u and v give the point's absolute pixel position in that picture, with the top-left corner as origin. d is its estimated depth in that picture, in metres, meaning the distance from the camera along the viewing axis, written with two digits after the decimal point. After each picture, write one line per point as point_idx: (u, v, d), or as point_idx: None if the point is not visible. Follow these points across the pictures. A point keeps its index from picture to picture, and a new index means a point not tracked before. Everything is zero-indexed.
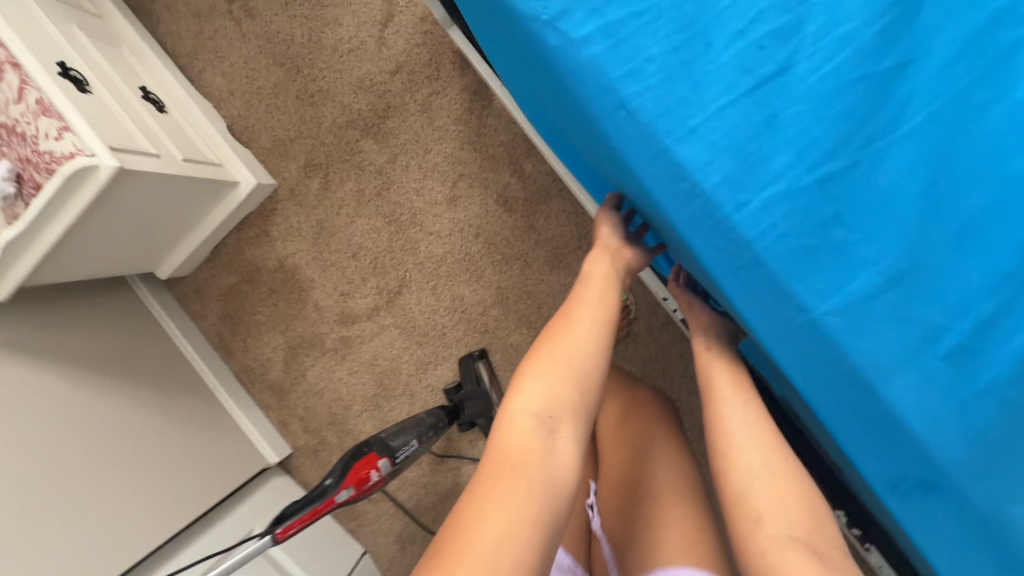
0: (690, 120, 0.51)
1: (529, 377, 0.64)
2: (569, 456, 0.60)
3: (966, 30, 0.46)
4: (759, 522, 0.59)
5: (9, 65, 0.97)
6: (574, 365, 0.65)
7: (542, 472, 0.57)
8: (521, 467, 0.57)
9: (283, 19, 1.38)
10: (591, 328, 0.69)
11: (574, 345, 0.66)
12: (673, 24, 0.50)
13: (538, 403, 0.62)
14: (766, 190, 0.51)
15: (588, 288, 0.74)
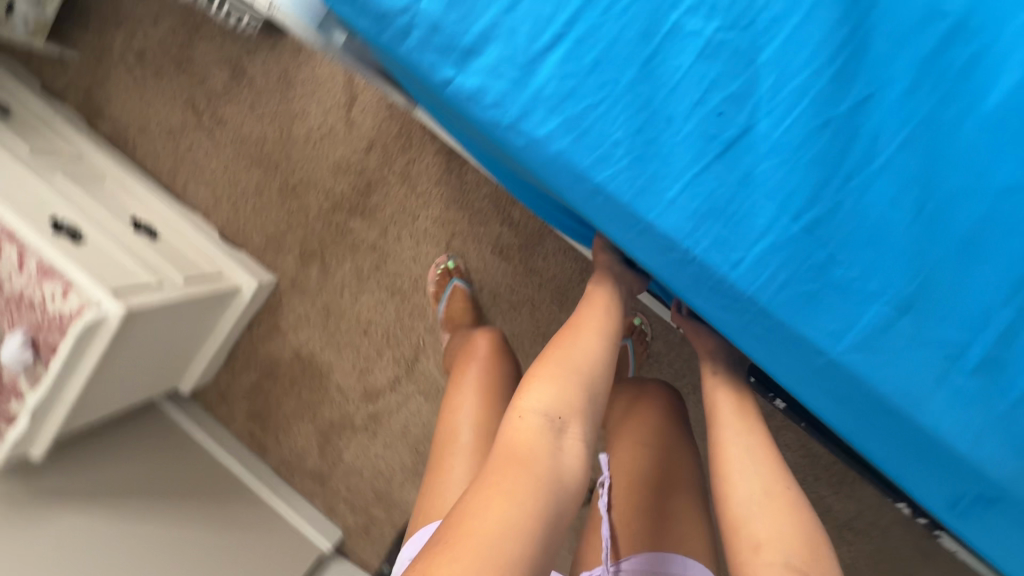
0: (668, 193, 0.51)
1: (538, 376, 0.62)
2: (576, 459, 0.58)
3: (919, 60, 0.48)
4: (756, 549, 0.55)
5: (5, 236, 1.00)
6: (584, 368, 0.64)
7: (551, 467, 0.55)
8: (529, 460, 0.55)
9: (252, 121, 1.41)
10: (597, 335, 0.69)
11: (582, 351, 0.65)
12: (631, 106, 0.51)
13: (546, 401, 0.60)
14: (757, 245, 0.51)
15: (589, 300, 0.75)
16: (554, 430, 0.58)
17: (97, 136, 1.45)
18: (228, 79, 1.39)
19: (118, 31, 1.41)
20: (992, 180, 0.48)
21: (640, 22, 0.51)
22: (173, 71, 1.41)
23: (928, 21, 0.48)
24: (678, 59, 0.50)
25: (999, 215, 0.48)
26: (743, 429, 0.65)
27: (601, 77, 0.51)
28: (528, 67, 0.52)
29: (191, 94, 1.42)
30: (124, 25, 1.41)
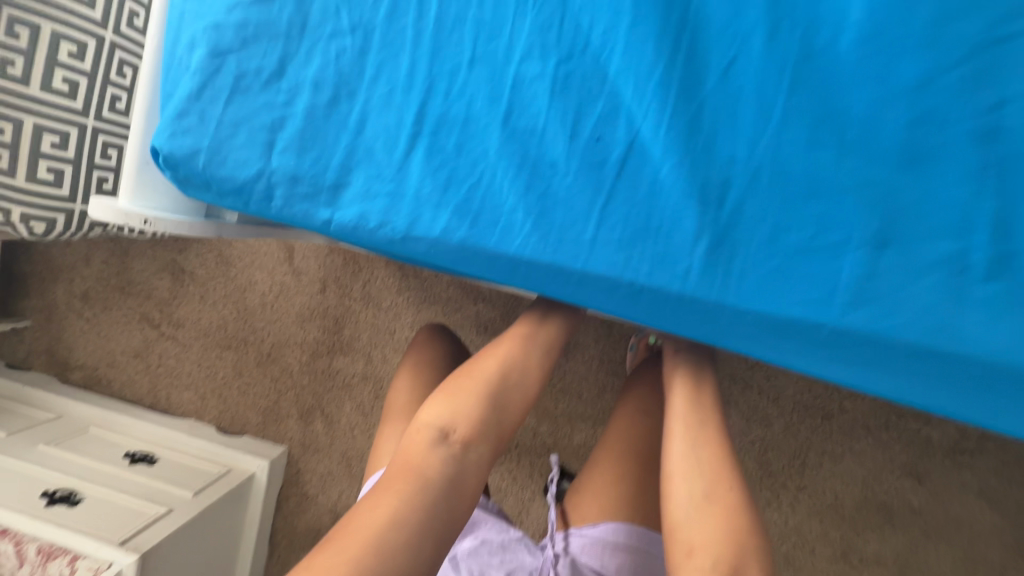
0: (586, 234, 0.48)
1: (439, 394, 0.63)
2: (475, 470, 0.59)
3: (762, 6, 0.46)
4: (689, 554, 0.54)
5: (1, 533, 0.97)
6: (491, 379, 0.64)
7: (439, 477, 0.56)
8: (416, 468, 0.56)
9: (208, 310, 1.40)
10: (514, 348, 0.69)
11: (492, 368, 0.65)
12: (511, 168, 0.49)
13: (443, 415, 0.60)
14: (697, 248, 0.47)
15: (521, 318, 0.74)
16: (445, 441, 0.58)
17: (71, 387, 1.44)
18: (172, 283, 1.41)
19: (58, 284, 1.44)
20: (894, 81, 0.45)
21: (481, 90, 0.49)
22: (120, 297, 1.43)
23: None
24: (534, 106, 0.48)
25: (926, 110, 0.44)
26: (695, 425, 0.63)
27: (470, 156, 0.49)
28: (398, 176, 0.50)
29: (144, 310, 1.42)
30: (61, 276, 1.44)
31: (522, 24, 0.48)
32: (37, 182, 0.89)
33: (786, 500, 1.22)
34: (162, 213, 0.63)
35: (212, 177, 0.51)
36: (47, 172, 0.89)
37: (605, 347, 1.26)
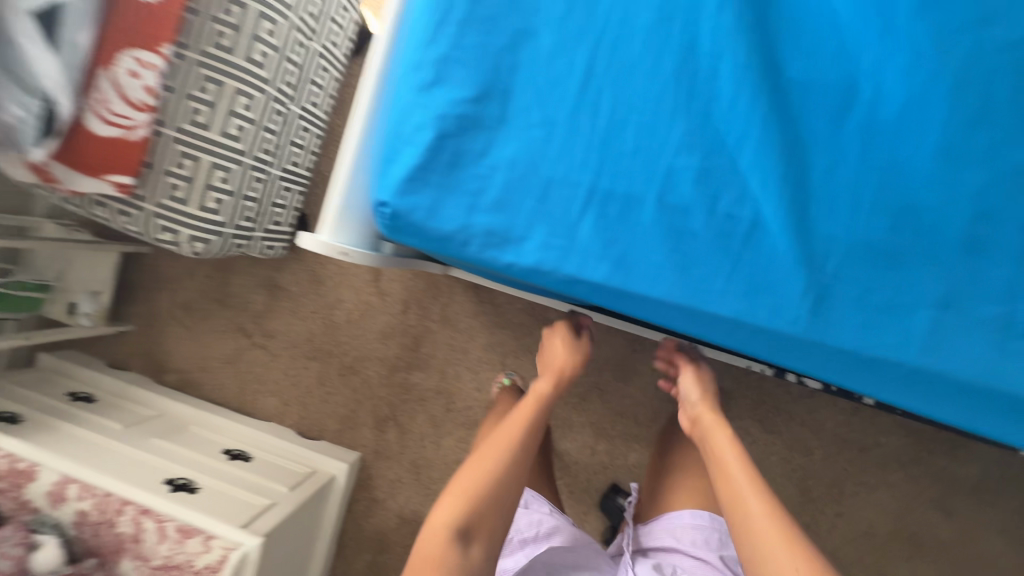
0: (716, 286, 0.63)
1: (448, 493, 0.79)
2: (480, 562, 0.76)
3: (859, 123, 0.61)
4: None
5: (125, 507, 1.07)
6: (487, 473, 0.81)
7: (454, 570, 0.73)
8: (437, 563, 0.73)
9: (298, 323, 1.55)
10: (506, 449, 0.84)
11: (490, 464, 0.82)
12: (659, 233, 0.64)
13: (455, 510, 0.77)
14: (803, 301, 0.61)
15: (506, 419, 0.90)
16: (455, 539, 0.75)
17: (166, 389, 1.58)
18: (267, 298, 1.56)
19: (163, 294, 1.59)
20: (960, 184, 0.60)
21: (639, 173, 0.65)
22: (219, 308, 1.58)
23: (850, 95, 0.61)
24: (681, 187, 0.64)
25: (986, 208, 0.59)
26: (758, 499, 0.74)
27: (629, 222, 0.65)
28: (570, 234, 0.66)
29: (240, 322, 1.57)
30: (167, 286, 1.59)
31: (675, 126, 0.64)
32: (204, 211, 1.05)
33: (825, 525, 1.34)
34: (351, 248, 0.79)
35: (424, 228, 0.67)
36: (213, 202, 1.06)
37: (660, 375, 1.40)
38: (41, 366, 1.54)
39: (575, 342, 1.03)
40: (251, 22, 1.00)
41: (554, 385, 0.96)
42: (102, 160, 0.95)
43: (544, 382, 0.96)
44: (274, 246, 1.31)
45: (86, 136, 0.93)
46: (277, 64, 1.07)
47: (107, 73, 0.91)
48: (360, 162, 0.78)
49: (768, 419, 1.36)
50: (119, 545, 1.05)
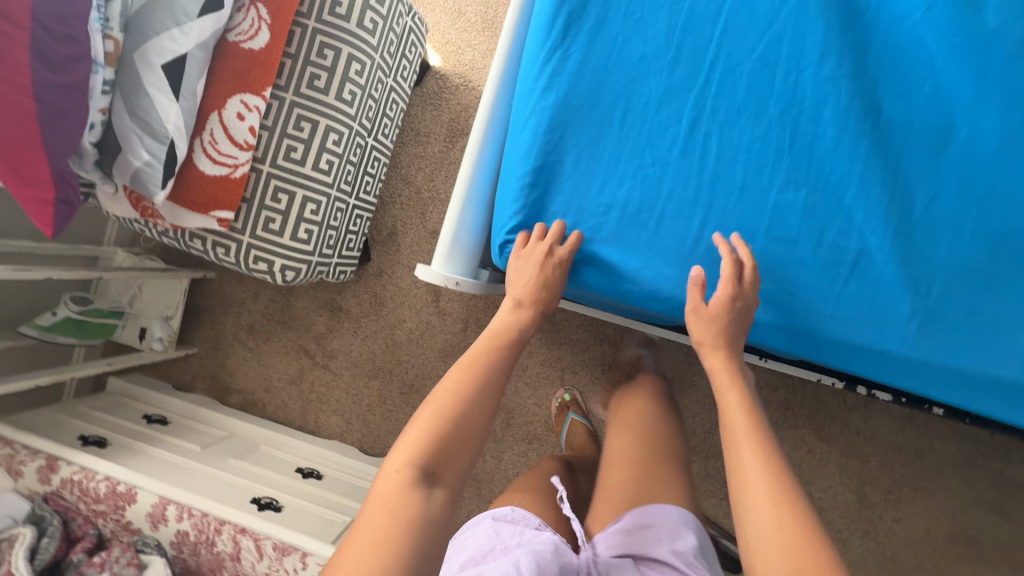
0: (823, 309, 0.68)
1: (410, 428, 0.64)
2: (450, 511, 0.60)
3: (956, 159, 0.66)
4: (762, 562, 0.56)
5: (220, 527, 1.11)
6: (453, 408, 0.65)
7: (421, 514, 0.57)
8: (400, 509, 0.57)
9: (359, 343, 1.60)
10: (462, 391, 0.67)
11: (455, 402, 0.66)
12: (767, 261, 0.69)
13: (416, 449, 0.62)
14: (907, 323, 0.66)
15: (463, 361, 0.71)
16: (424, 476, 0.60)
17: (232, 409, 1.62)
18: (329, 319, 1.61)
19: (227, 317, 1.65)
20: None
21: (746, 208, 0.70)
22: (282, 330, 1.63)
23: (946, 135, 0.66)
24: (788, 221, 0.69)
25: None
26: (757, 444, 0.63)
27: (738, 253, 0.70)
28: (684, 265, 0.71)
29: (302, 342, 1.62)
30: (231, 309, 1.65)
31: (779, 165, 0.69)
32: (296, 242, 1.10)
33: (884, 531, 1.37)
34: (463, 278, 0.84)
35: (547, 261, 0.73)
36: (304, 233, 1.11)
37: None
38: (110, 389, 1.58)
39: (547, 292, 0.76)
40: (342, 64, 1.06)
41: (525, 319, 0.77)
42: (206, 196, 1.00)
43: (512, 317, 0.77)
44: (345, 271, 1.33)
45: (194, 173, 0.99)
46: (361, 100, 1.12)
47: (216, 115, 0.98)
48: (471, 197, 0.82)
49: (824, 428, 1.40)
50: (219, 562, 1.11)
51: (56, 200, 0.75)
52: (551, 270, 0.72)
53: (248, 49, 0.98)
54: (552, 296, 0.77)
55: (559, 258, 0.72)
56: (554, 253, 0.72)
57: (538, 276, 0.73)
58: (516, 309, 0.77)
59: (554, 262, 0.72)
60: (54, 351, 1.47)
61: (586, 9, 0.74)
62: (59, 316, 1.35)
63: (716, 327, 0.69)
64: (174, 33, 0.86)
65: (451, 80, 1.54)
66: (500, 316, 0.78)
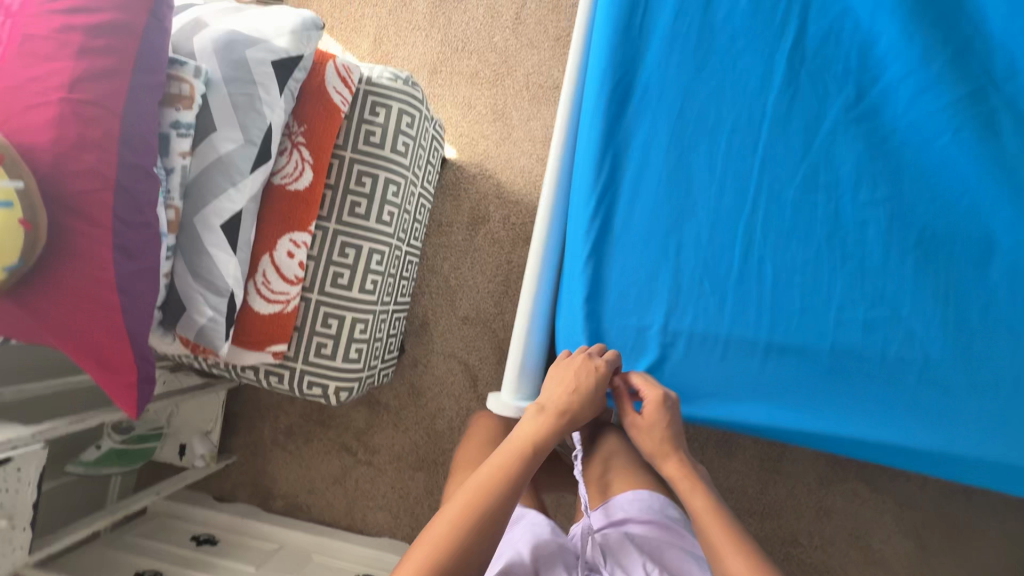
0: (897, 420, 0.71)
1: (417, 547, 0.60)
2: None
3: (1003, 269, 0.70)
4: None
5: None
6: (466, 531, 0.61)
7: None
8: None
9: (401, 435, 1.60)
10: (477, 502, 0.63)
11: (472, 525, 0.61)
12: (836, 378, 0.72)
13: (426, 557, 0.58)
14: (982, 427, 0.69)
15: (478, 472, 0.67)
16: None
17: (277, 516, 1.60)
18: (368, 414, 1.61)
19: (265, 421, 1.65)
20: None
21: (809, 327, 0.73)
22: (321, 429, 1.63)
23: (989, 246, 0.70)
24: (850, 337, 0.72)
25: None
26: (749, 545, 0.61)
27: (807, 370, 0.73)
28: (754, 385, 0.74)
29: (343, 440, 1.62)
30: (269, 414, 1.64)
31: (835, 284, 0.73)
32: (348, 362, 1.12)
33: None
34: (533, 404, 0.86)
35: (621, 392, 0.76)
36: (355, 352, 1.13)
37: (763, 447, 1.45)
38: (153, 510, 1.54)
39: (578, 404, 0.71)
40: (380, 188, 1.10)
41: (545, 427, 0.71)
42: (263, 334, 1.03)
43: (537, 424, 0.71)
44: (388, 373, 1.34)
45: (250, 313, 1.01)
46: (399, 217, 1.15)
47: (268, 256, 1.00)
48: (533, 326, 0.85)
49: (874, 478, 1.41)
50: None
51: (137, 381, 0.75)
52: (587, 371, 0.73)
53: (294, 189, 1.01)
54: (581, 408, 0.72)
55: (599, 368, 0.73)
56: (597, 366, 0.73)
57: (570, 393, 0.72)
58: (539, 415, 0.72)
59: (595, 371, 0.73)
60: (96, 481, 1.43)
61: (628, 153, 0.79)
62: (103, 449, 1.33)
63: (659, 434, 0.72)
64: (231, 193, 0.89)
65: (467, 171, 1.59)
66: (523, 422, 0.72)
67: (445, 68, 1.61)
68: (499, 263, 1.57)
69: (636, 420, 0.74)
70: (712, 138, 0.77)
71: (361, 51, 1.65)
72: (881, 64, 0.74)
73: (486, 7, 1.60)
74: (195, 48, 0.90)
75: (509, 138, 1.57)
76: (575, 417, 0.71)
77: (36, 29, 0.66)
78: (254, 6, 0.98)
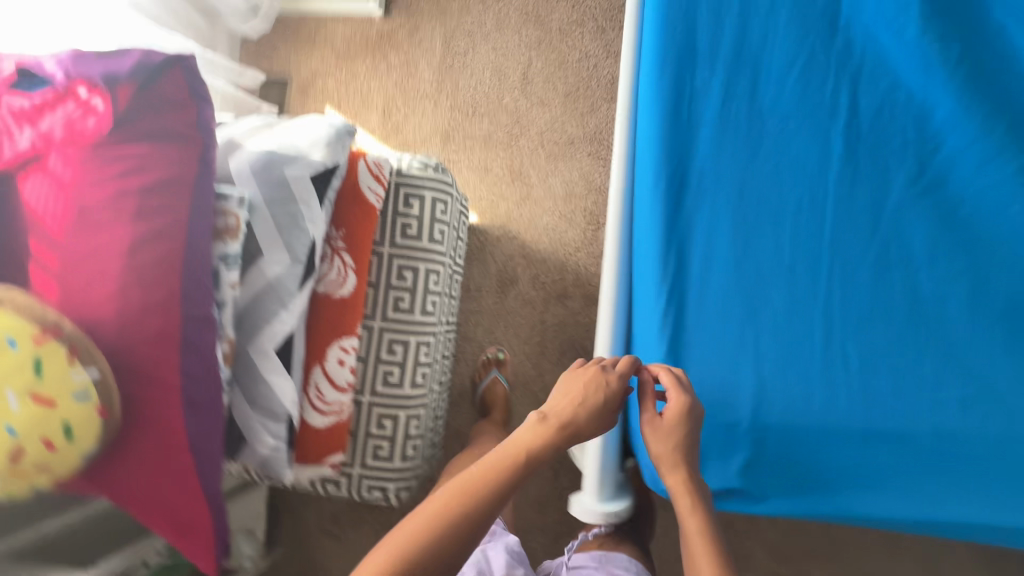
0: (1009, 502, 0.68)
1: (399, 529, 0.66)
2: None
3: None
4: None
5: None
6: (444, 518, 0.66)
7: None
8: None
9: None
10: (458, 507, 0.67)
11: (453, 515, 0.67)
12: (938, 461, 0.70)
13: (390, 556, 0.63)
14: None
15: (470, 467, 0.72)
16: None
17: None
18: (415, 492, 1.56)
19: (310, 510, 1.61)
20: None
21: (903, 410, 0.71)
22: (368, 513, 1.58)
23: None
24: (949, 417, 0.70)
25: None
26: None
27: (906, 454, 0.71)
28: (852, 472, 0.72)
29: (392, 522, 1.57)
30: (312, 503, 1.60)
31: (924, 364, 0.71)
32: (406, 461, 1.09)
33: None
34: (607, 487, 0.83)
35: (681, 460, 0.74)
36: (411, 450, 1.09)
37: None
38: None
39: (582, 417, 0.72)
40: (422, 280, 1.09)
41: (546, 436, 0.72)
42: (322, 446, 1.00)
43: (535, 431, 0.73)
44: (439, 457, 1.31)
45: (305, 427, 0.98)
46: (442, 304, 1.13)
47: (319, 367, 0.98)
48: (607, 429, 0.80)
49: None
50: None
51: (215, 540, 0.72)
52: (594, 386, 0.73)
53: (340, 295, 0.99)
54: (586, 421, 0.73)
55: (609, 382, 0.73)
56: (608, 381, 0.73)
57: (576, 405, 0.73)
58: (541, 423, 0.73)
59: (607, 385, 0.74)
60: None
61: (693, 242, 0.78)
62: None
63: (674, 441, 0.71)
64: (282, 315, 0.86)
65: (491, 234, 1.58)
66: (524, 427, 0.74)
67: (457, 133, 1.61)
68: (534, 324, 1.55)
69: (656, 423, 0.73)
70: (776, 222, 0.76)
71: (371, 124, 1.65)
72: (941, 133, 0.74)
73: (492, 70, 1.61)
74: (235, 172, 0.88)
75: (530, 197, 1.57)
76: (578, 429, 0.72)
77: (92, 198, 0.64)
78: (286, 119, 0.96)
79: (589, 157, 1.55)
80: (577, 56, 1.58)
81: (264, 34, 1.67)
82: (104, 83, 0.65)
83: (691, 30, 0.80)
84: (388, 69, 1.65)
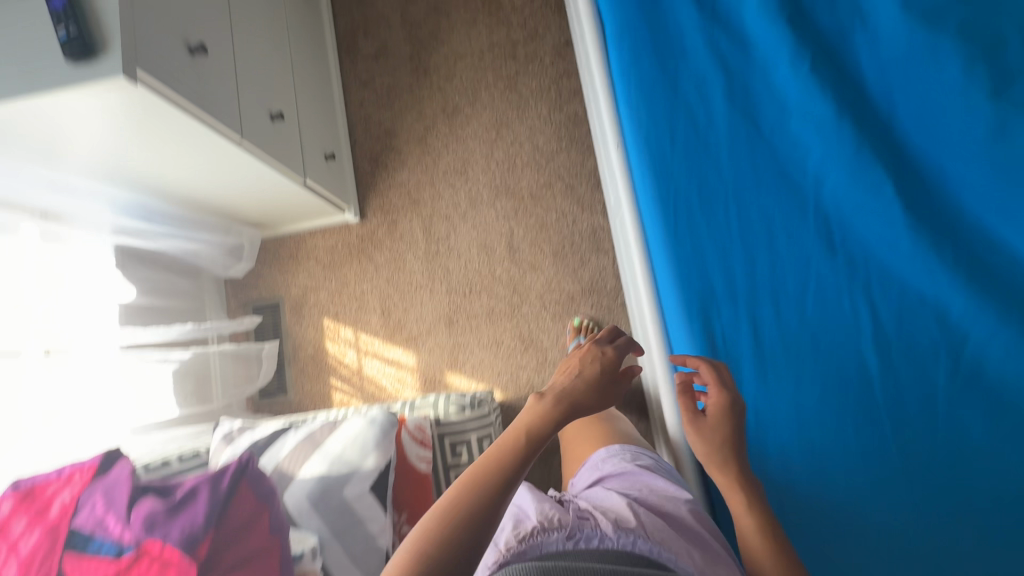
0: None
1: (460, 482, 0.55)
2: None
3: None
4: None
5: None
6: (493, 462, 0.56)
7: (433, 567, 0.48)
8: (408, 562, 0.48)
9: None
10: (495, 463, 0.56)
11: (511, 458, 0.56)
12: None
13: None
14: None
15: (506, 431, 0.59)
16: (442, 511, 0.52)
17: None
18: None
19: None
20: None
21: None
22: None
23: None
24: None
25: None
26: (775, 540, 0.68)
27: None
28: None
29: None
30: None
31: None
32: None
33: None
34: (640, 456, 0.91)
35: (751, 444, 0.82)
36: None
37: None
38: None
39: (581, 389, 0.63)
40: None
41: (547, 418, 0.59)
42: None
43: (539, 411, 0.60)
44: None
45: None
46: None
47: None
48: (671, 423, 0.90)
49: None
50: None
51: None
52: (590, 362, 0.65)
53: None
54: (585, 394, 0.62)
55: (605, 354, 0.67)
56: (604, 352, 0.67)
57: (574, 378, 0.64)
58: (540, 402, 0.61)
59: (603, 357, 0.67)
60: None
61: (771, 480, 0.80)
62: None
63: (722, 437, 0.73)
64: None
65: (518, 405, 1.57)
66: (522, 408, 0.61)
67: (460, 316, 1.63)
68: None
69: (700, 422, 0.75)
70: (837, 441, 0.80)
71: (372, 326, 1.65)
72: (963, 330, 0.79)
73: (478, 247, 1.65)
74: (293, 508, 0.84)
75: (547, 360, 1.57)
76: (577, 406, 0.61)
77: None
78: (325, 427, 0.96)
79: (593, 309, 1.58)
80: (555, 216, 1.64)
81: (247, 270, 1.67)
82: (182, 546, 0.65)
83: (702, 275, 0.87)
84: (376, 269, 1.67)
